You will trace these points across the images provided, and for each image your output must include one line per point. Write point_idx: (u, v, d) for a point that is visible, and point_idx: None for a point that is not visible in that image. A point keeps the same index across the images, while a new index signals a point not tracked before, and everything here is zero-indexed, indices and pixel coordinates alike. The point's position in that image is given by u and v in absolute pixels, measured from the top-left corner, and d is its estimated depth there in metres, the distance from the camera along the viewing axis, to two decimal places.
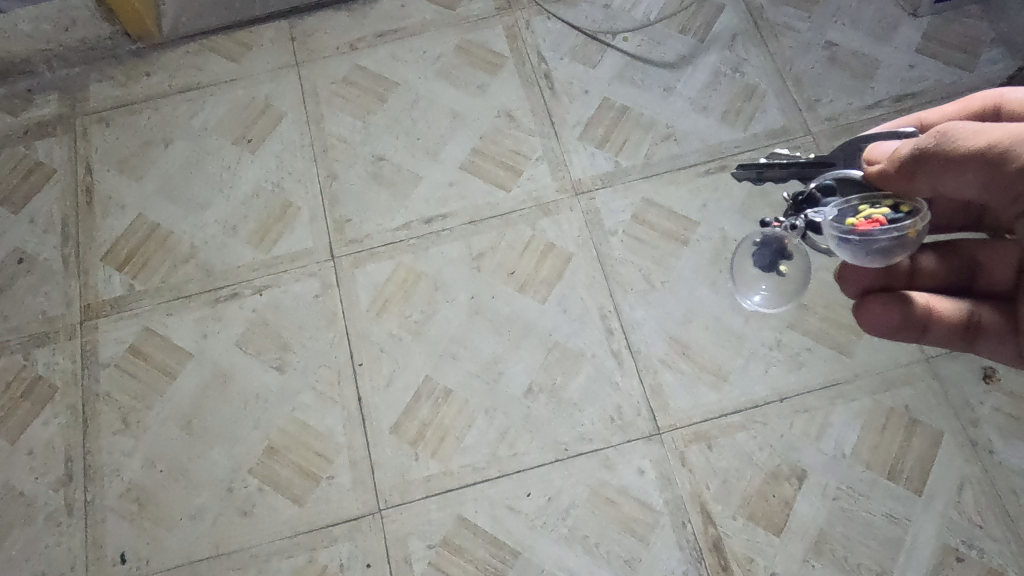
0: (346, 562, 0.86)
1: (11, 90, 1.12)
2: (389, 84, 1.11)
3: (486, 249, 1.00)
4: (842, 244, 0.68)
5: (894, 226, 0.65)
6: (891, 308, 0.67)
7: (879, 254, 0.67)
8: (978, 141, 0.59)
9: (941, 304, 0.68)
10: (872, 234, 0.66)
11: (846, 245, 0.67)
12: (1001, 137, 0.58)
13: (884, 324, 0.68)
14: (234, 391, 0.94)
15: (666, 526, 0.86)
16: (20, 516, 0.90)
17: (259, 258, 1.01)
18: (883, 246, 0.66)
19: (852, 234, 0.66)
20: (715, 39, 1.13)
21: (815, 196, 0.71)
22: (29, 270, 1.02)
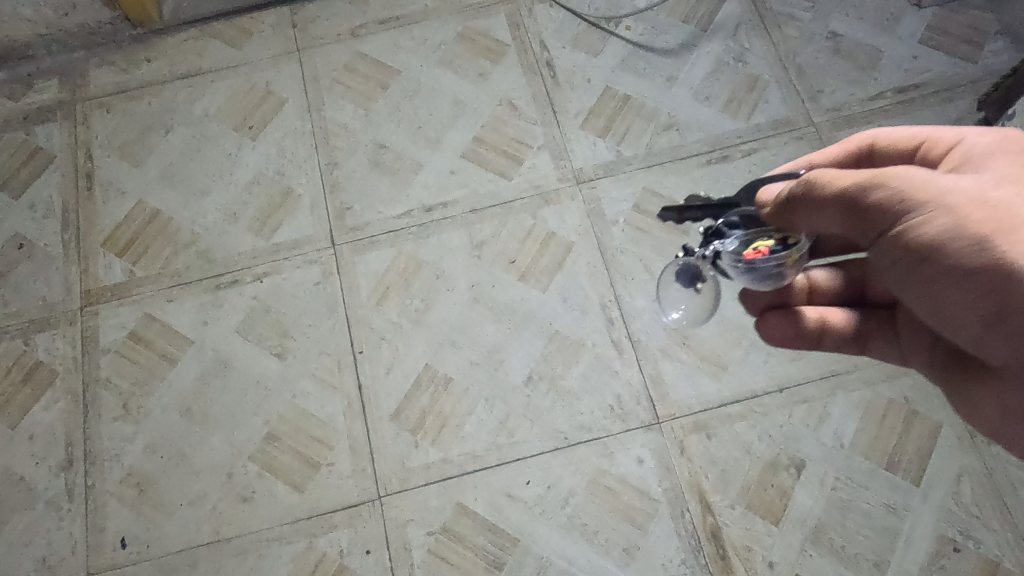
0: (346, 549, 0.86)
1: (10, 75, 1.11)
2: (391, 71, 1.11)
3: (487, 238, 1.00)
4: (733, 268, 0.62)
5: (780, 252, 0.60)
6: (787, 323, 0.68)
7: (764, 277, 0.62)
8: (841, 182, 0.51)
9: (832, 312, 0.68)
10: (756, 265, 0.60)
11: (735, 271, 0.62)
12: (862, 178, 0.51)
13: (780, 339, 0.69)
14: (234, 377, 0.95)
15: (665, 514, 0.87)
16: (20, 501, 0.90)
17: (260, 245, 1.01)
18: (767, 272, 0.62)
19: (742, 264, 0.61)
20: (717, 28, 1.12)
21: (713, 224, 0.61)
22: (29, 255, 1.01)
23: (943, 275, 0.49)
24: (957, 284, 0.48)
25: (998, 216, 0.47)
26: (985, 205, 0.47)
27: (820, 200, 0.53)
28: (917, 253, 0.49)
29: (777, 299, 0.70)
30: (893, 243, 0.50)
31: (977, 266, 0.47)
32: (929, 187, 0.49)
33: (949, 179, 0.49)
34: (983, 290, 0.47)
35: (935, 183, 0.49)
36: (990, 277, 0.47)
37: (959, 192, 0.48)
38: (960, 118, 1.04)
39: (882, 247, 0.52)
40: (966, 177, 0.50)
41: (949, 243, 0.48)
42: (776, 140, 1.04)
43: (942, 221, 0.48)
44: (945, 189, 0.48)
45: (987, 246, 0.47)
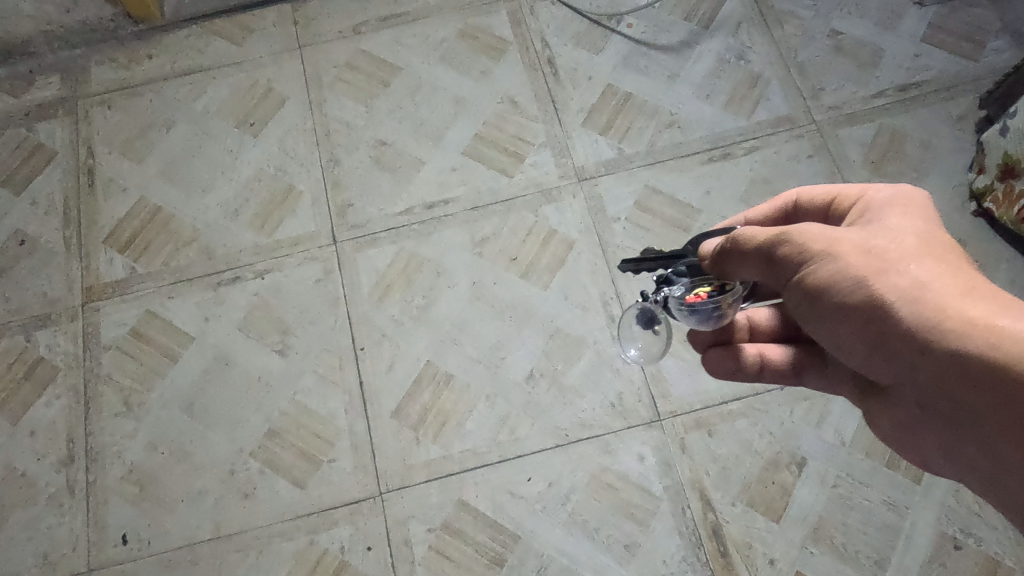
0: (347, 545, 0.87)
1: (12, 72, 1.11)
2: (392, 69, 1.11)
3: (488, 235, 1.00)
4: (684, 315, 0.62)
5: (718, 298, 0.59)
6: (728, 357, 0.65)
7: (712, 321, 0.61)
8: (762, 235, 0.52)
9: (771, 347, 0.65)
10: (697, 309, 0.60)
11: (685, 317, 0.62)
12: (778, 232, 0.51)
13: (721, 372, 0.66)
14: (235, 374, 0.95)
15: (666, 512, 0.87)
16: (21, 497, 0.90)
17: (261, 242, 1.01)
18: (712, 316, 0.60)
19: (684, 309, 0.60)
20: (719, 26, 1.12)
21: (666, 273, 0.63)
22: (30, 252, 1.01)
23: (837, 318, 0.49)
24: (850, 326, 0.48)
25: (884, 261, 0.48)
26: (872, 252, 0.48)
27: (733, 254, 0.54)
28: (812, 300, 0.50)
29: (718, 334, 0.67)
30: (793, 291, 0.51)
31: (865, 307, 0.47)
32: (820, 237, 0.50)
33: (840, 230, 0.50)
34: (873, 330, 0.47)
35: (827, 232, 0.50)
36: (876, 317, 0.47)
37: (848, 240, 0.49)
38: (961, 117, 1.04)
39: (786, 296, 0.52)
40: (859, 228, 0.51)
41: (838, 287, 0.48)
42: (777, 138, 1.04)
43: (830, 267, 0.49)
44: (835, 237, 0.49)
45: (872, 288, 0.47)
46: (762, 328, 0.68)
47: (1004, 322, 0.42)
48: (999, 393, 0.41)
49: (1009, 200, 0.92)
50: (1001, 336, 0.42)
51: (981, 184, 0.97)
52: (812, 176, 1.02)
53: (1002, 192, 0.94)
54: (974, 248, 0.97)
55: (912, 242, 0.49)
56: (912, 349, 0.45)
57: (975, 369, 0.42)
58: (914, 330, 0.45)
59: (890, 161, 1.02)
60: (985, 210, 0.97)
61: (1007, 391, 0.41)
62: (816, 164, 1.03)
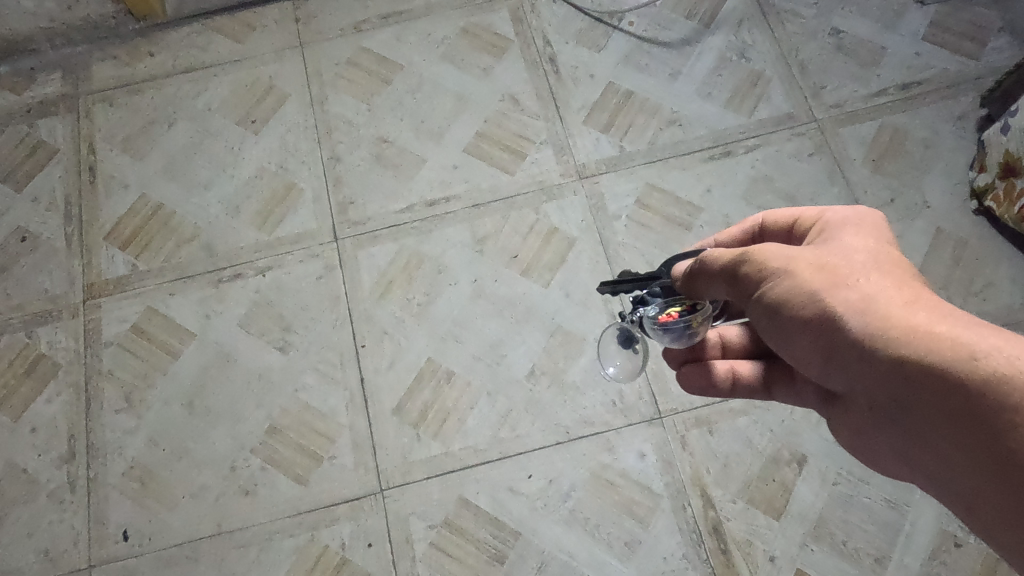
0: (347, 542, 0.87)
1: (13, 68, 1.11)
2: (394, 66, 1.11)
3: (489, 232, 1.00)
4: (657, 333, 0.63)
5: (689, 317, 0.60)
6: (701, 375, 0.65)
7: (684, 338, 0.62)
8: (727, 254, 0.52)
9: (742, 362, 0.65)
10: (670, 327, 0.61)
11: (659, 335, 0.62)
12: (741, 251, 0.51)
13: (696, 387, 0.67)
14: (236, 371, 0.95)
15: (667, 509, 0.87)
16: (22, 493, 0.90)
17: (262, 239, 1.01)
18: (684, 334, 0.61)
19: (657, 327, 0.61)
20: (720, 24, 1.12)
21: (643, 292, 0.64)
22: (32, 248, 1.01)
23: (791, 333, 0.48)
24: (803, 341, 0.47)
25: (834, 274, 0.46)
26: (824, 267, 0.47)
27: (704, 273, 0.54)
28: (769, 316, 0.49)
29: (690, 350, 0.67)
30: (754, 308, 0.50)
31: (814, 320, 0.46)
32: (776, 254, 0.49)
33: (797, 248, 0.49)
34: (824, 344, 0.46)
35: (784, 250, 0.49)
36: (825, 330, 0.45)
37: (803, 257, 0.48)
38: (962, 115, 1.04)
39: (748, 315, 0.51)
40: (815, 246, 0.50)
41: (790, 302, 0.47)
42: (778, 136, 1.04)
43: (783, 283, 0.48)
44: (791, 255, 0.49)
45: (820, 301, 0.46)
46: (733, 345, 0.67)
47: (943, 326, 0.40)
48: (935, 396, 0.39)
49: (1010, 199, 0.92)
50: (938, 339, 0.40)
51: (981, 183, 0.98)
52: (813, 174, 1.02)
53: (1002, 191, 0.94)
54: (975, 246, 0.97)
55: (865, 258, 0.47)
56: (855, 359, 0.44)
57: (912, 374, 0.40)
58: (857, 339, 0.43)
59: (891, 160, 1.03)
60: (986, 208, 0.97)
61: (943, 394, 0.39)
62: (818, 162, 1.03)
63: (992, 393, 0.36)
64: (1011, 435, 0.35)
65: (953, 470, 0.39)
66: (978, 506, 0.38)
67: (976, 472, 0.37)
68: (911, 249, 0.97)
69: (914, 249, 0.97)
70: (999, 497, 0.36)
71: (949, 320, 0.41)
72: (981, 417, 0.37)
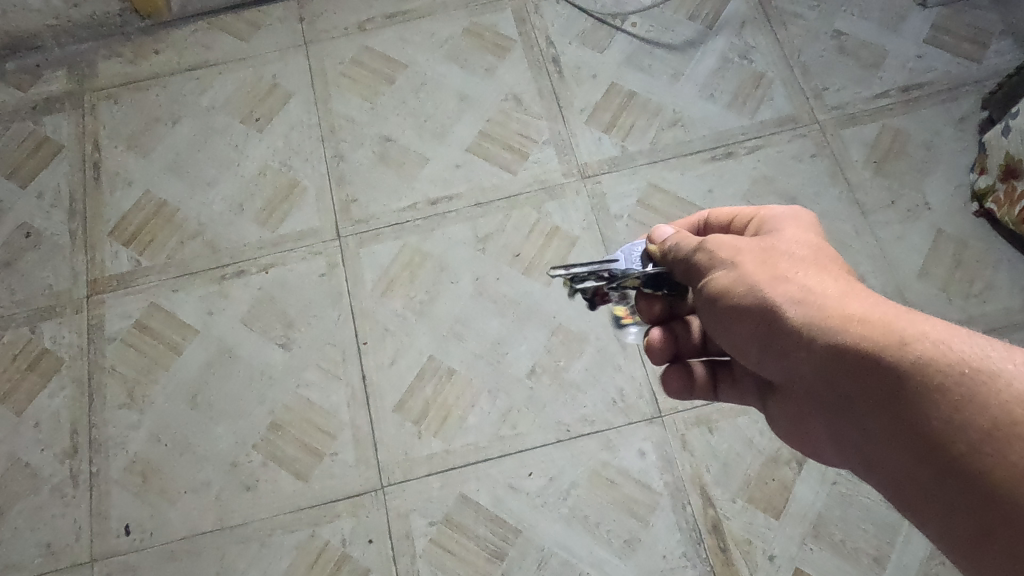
0: (348, 538, 0.87)
1: (19, 65, 1.12)
2: (398, 66, 1.12)
3: (492, 231, 1.01)
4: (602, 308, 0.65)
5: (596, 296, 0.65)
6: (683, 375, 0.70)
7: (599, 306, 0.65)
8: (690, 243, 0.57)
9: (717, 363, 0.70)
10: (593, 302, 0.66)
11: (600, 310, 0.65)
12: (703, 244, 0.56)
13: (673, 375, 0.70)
14: (239, 368, 0.95)
15: (666, 507, 0.87)
16: (25, 487, 0.90)
17: (266, 236, 1.02)
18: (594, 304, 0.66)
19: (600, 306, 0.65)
20: (723, 26, 1.13)
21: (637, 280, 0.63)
22: (36, 244, 1.02)
23: (746, 322, 0.53)
24: (748, 325, 0.53)
25: (778, 266, 0.53)
26: (767, 260, 0.54)
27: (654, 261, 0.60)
28: (715, 301, 0.55)
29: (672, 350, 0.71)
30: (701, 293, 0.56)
31: (758, 305, 0.52)
32: (724, 244, 0.56)
33: (743, 240, 0.56)
34: (767, 328, 0.52)
35: (729, 242, 0.56)
36: (768, 315, 0.51)
37: (747, 249, 0.55)
38: (963, 118, 1.05)
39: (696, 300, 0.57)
40: (758, 239, 0.57)
41: (743, 293, 0.53)
42: (781, 138, 1.05)
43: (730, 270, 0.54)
44: (739, 247, 0.55)
45: (764, 288, 0.52)
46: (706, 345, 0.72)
47: (878, 316, 0.47)
48: (870, 378, 0.45)
49: (1010, 201, 0.93)
50: (872, 326, 0.46)
51: (982, 185, 0.98)
52: (814, 175, 1.02)
53: (1003, 192, 0.94)
54: (976, 247, 0.98)
55: (804, 254, 0.54)
56: (797, 341, 0.50)
57: (850, 357, 0.46)
58: (799, 322, 0.50)
59: (892, 162, 1.03)
60: (986, 210, 0.98)
61: (877, 375, 0.44)
62: (819, 163, 1.03)
63: (922, 377, 0.42)
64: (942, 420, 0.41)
65: (883, 447, 0.45)
66: (906, 477, 0.44)
67: (903, 448, 0.43)
68: (911, 250, 0.98)
69: (915, 250, 0.98)
70: (922, 469, 0.42)
71: (882, 310, 0.47)
72: (911, 398, 0.43)
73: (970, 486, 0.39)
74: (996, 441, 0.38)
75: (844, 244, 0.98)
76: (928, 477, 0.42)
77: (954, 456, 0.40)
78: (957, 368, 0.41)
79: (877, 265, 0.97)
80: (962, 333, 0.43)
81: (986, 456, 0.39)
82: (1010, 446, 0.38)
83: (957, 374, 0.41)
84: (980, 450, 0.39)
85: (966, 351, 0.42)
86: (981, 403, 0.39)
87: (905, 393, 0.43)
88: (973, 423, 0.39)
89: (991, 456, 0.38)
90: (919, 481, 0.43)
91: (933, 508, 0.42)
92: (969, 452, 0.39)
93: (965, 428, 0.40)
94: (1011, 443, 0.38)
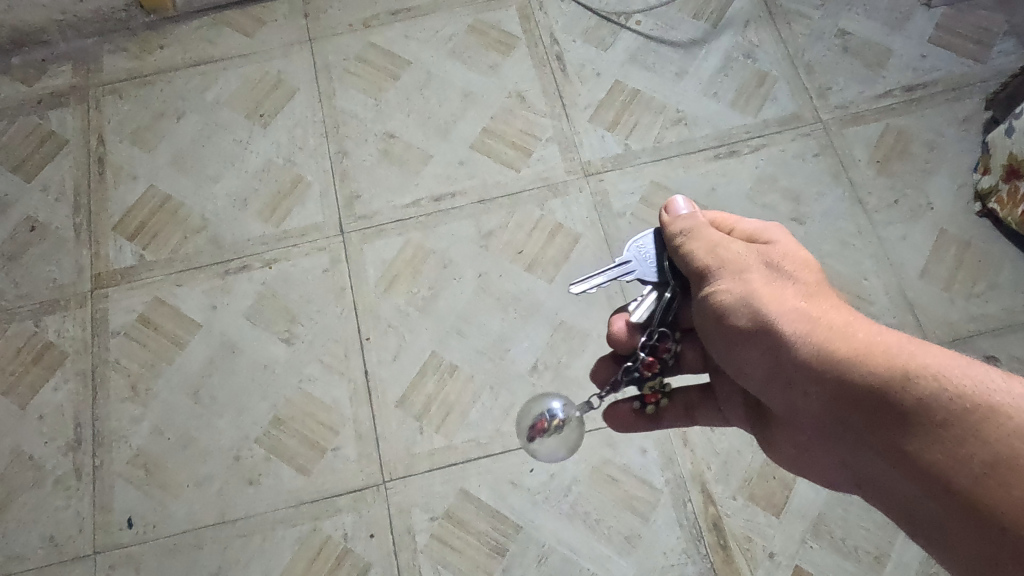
0: (350, 532, 0.87)
1: (24, 60, 1.12)
2: (402, 62, 1.12)
3: (495, 228, 1.01)
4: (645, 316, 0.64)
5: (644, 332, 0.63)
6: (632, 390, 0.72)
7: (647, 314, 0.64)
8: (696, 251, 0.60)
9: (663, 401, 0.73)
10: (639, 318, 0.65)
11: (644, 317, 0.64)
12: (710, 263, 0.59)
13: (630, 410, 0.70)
14: (242, 362, 0.95)
15: (666, 504, 0.87)
16: (29, 479, 0.91)
17: (269, 231, 1.02)
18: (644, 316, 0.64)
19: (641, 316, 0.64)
20: (728, 24, 1.13)
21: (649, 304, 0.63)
22: (40, 238, 1.02)
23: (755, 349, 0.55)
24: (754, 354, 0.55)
25: (778, 297, 0.55)
26: (768, 289, 0.56)
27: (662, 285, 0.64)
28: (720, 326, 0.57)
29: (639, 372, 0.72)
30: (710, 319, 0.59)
31: (761, 334, 0.54)
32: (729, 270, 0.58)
33: (745, 268, 0.57)
34: (774, 356, 0.53)
35: (733, 260, 0.58)
36: (773, 345, 0.53)
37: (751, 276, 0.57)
38: (967, 118, 1.05)
39: (705, 326, 0.59)
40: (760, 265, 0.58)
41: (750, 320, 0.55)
42: (784, 137, 1.05)
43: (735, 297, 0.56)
44: (742, 274, 0.57)
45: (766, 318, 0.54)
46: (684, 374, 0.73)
47: (877, 346, 0.48)
48: (870, 407, 0.46)
49: (1013, 201, 0.93)
50: (871, 356, 0.47)
51: (985, 185, 0.98)
52: (817, 174, 1.02)
53: (1006, 193, 0.94)
54: (978, 247, 0.98)
55: (802, 284, 0.56)
56: (800, 373, 0.51)
57: (851, 387, 0.47)
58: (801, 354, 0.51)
59: (895, 162, 1.03)
60: (989, 210, 0.98)
61: (877, 405, 0.45)
62: (822, 163, 1.03)
63: (920, 408, 0.43)
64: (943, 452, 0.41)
65: (891, 478, 0.46)
66: (917, 506, 0.44)
67: (905, 480, 0.44)
68: (914, 250, 0.98)
69: (917, 250, 0.98)
70: (927, 499, 0.42)
71: (882, 340, 0.48)
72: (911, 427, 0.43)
73: (969, 517, 0.39)
74: (998, 474, 0.38)
75: (847, 243, 0.99)
76: (931, 507, 0.42)
77: (952, 487, 0.40)
78: (955, 398, 0.41)
79: (879, 264, 0.97)
80: (960, 360, 0.43)
81: (987, 489, 0.38)
82: (1010, 479, 0.37)
83: (954, 407, 0.41)
84: (979, 483, 0.39)
85: (962, 381, 0.42)
86: (980, 436, 0.39)
87: (903, 421, 0.44)
88: (974, 455, 0.39)
89: (989, 489, 0.38)
90: (930, 512, 0.43)
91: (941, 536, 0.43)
92: (971, 485, 0.39)
93: (965, 460, 0.40)
94: (1011, 478, 0.37)
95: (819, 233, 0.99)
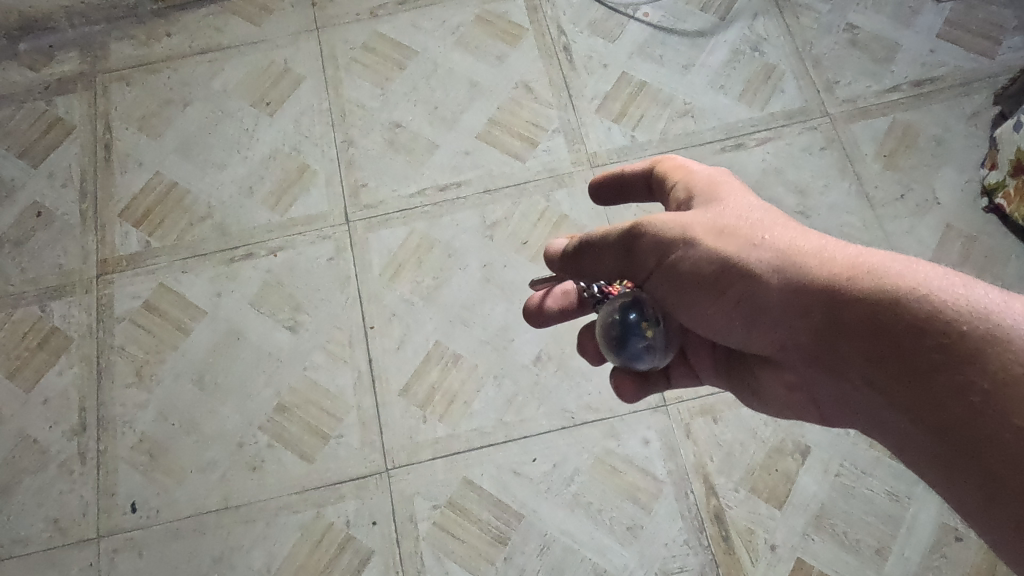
0: (353, 520, 0.87)
1: (33, 46, 1.13)
2: (409, 52, 1.12)
3: (500, 218, 1.01)
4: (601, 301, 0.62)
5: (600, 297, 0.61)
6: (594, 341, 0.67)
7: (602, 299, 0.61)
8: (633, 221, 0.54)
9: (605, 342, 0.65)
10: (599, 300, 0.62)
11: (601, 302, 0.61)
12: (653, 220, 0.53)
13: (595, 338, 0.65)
14: (246, 349, 0.96)
15: (669, 495, 0.87)
16: (34, 463, 0.91)
17: (275, 219, 1.02)
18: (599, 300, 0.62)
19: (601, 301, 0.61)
20: (736, 16, 1.13)
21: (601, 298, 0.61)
22: (47, 223, 1.03)
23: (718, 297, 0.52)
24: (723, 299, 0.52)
25: (741, 233, 0.51)
26: (726, 229, 0.52)
27: (613, 251, 0.56)
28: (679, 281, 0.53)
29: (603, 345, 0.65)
30: (669, 277, 0.53)
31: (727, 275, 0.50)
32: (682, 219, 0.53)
33: (695, 216, 0.53)
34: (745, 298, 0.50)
35: (682, 217, 0.53)
36: (744, 286, 0.50)
37: (705, 223, 0.52)
38: (975, 113, 1.04)
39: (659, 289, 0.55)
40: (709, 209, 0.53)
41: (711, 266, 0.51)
42: (791, 131, 1.05)
43: (698, 256, 0.51)
44: (693, 220, 0.53)
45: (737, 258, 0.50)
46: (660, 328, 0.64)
47: (862, 270, 0.45)
48: (871, 334, 0.44)
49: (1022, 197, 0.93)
50: (860, 281, 0.45)
51: (993, 180, 0.98)
52: (823, 168, 1.02)
53: (1013, 188, 0.94)
54: (985, 243, 0.97)
55: (763, 215, 0.52)
56: (785, 307, 0.49)
57: (848, 316, 0.45)
58: (786, 287, 0.48)
59: (902, 156, 1.03)
60: (996, 205, 0.97)
61: (874, 332, 0.44)
62: (829, 156, 1.03)
63: (922, 333, 0.41)
64: (942, 378, 0.40)
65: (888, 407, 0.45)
66: (909, 434, 0.44)
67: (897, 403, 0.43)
68: (920, 244, 0.98)
69: (923, 245, 0.98)
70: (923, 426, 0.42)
71: (864, 261, 0.46)
72: (913, 354, 0.42)
73: (970, 442, 0.39)
74: (1000, 399, 0.38)
75: (853, 237, 0.98)
76: (933, 432, 0.41)
77: (960, 416, 0.39)
78: (954, 323, 0.40)
79: None
80: (942, 276, 0.42)
81: (991, 416, 0.38)
82: (1015, 407, 0.37)
83: (956, 332, 0.40)
84: (983, 411, 0.38)
85: (959, 301, 0.41)
86: (982, 363, 0.39)
87: (904, 347, 0.42)
88: (976, 384, 0.39)
89: (992, 418, 0.38)
90: (920, 439, 0.43)
91: (937, 461, 0.42)
92: (973, 410, 0.39)
93: (970, 386, 0.39)
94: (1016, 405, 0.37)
95: (825, 227, 0.99)
